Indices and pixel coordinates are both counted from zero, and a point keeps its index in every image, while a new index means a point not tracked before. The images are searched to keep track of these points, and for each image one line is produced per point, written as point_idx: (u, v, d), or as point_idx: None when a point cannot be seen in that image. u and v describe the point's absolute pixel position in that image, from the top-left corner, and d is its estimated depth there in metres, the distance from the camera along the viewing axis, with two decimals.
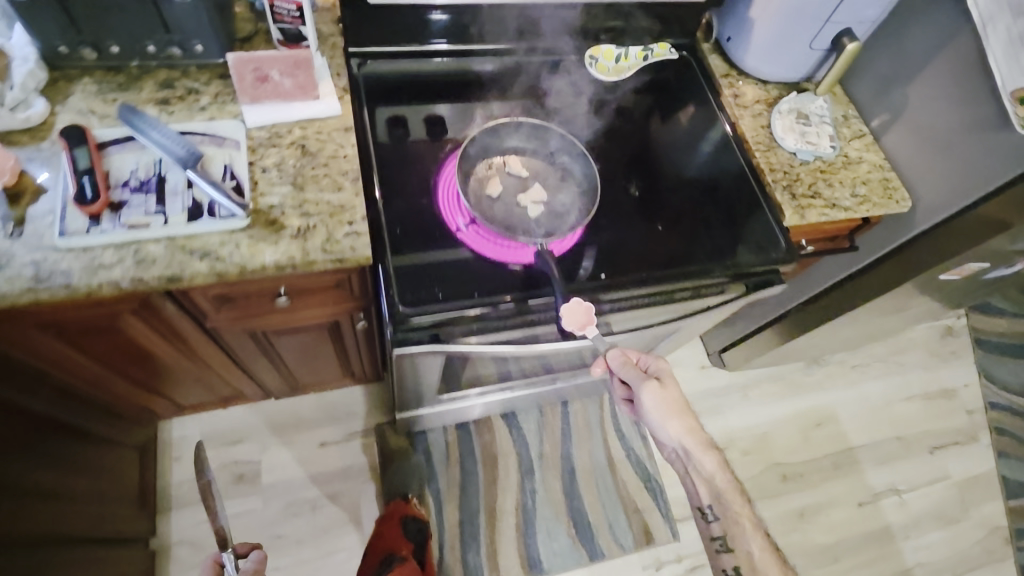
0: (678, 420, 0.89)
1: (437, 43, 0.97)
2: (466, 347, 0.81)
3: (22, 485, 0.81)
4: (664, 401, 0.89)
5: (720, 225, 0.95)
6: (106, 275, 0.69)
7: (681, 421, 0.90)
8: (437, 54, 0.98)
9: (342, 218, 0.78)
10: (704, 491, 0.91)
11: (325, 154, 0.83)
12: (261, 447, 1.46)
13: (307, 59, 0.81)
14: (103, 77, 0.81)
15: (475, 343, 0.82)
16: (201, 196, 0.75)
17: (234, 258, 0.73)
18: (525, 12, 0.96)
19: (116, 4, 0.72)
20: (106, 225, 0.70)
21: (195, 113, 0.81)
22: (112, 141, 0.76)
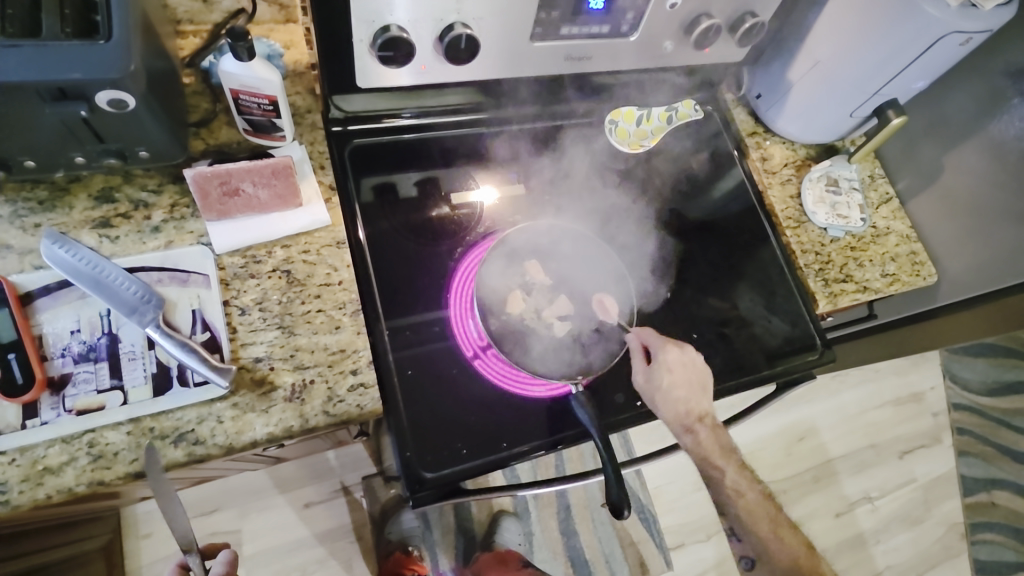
0: (688, 420, 0.74)
1: (416, 117, 0.81)
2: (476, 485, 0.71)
3: None
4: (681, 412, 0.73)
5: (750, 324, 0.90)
6: (55, 481, 0.56)
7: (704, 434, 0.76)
8: (414, 128, 0.82)
9: (344, 367, 0.66)
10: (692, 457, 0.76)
11: (316, 280, 0.69)
12: (240, 513, 1.38)
13: (287, 165, 0.67)
14: (18, 193, 0.64)
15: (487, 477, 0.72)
16: (167, 358, 0.61)
17: (217, 438, 0.60)
18: (540, 78, 0.81)
19: (25, 119, 0.54)
20: (47, 415, 0.57)
21: (147, 237, 0.65)
22: (41, 290, 0.60)
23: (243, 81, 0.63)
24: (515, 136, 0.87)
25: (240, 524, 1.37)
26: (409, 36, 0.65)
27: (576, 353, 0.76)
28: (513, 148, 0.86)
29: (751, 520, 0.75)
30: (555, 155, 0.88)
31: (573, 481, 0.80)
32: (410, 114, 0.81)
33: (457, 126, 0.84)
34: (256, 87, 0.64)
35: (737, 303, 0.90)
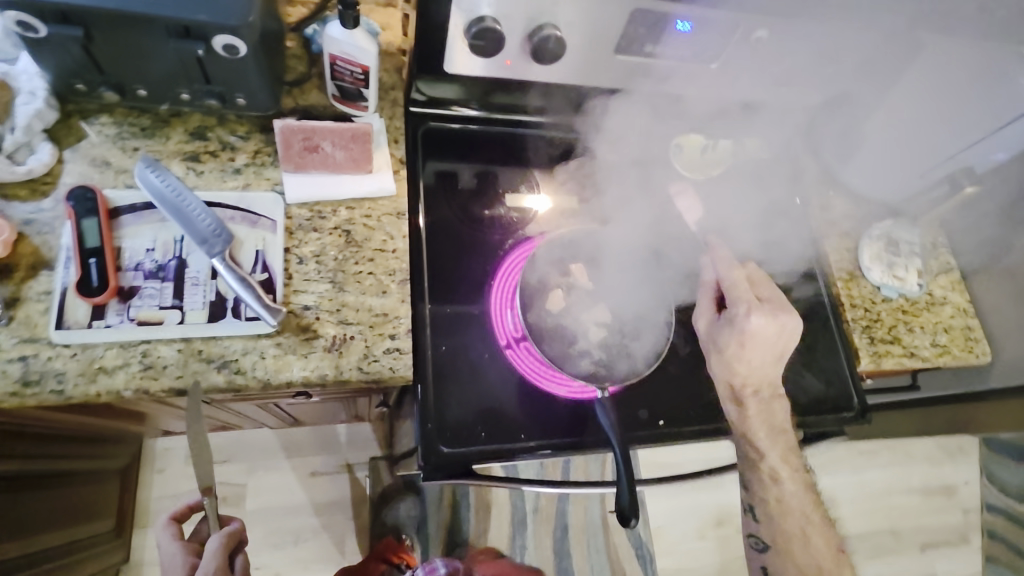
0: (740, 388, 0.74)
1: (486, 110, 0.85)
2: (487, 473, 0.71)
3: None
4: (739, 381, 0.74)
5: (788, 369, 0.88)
6: (106, 382, 0.60)
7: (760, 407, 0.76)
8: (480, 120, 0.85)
9: (384, 330, 0.68)
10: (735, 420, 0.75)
11: (372, 244, 0.72)
12: (249, 468, 1.42)
13: (366, 132, 0.72)
14: (125, 118, 0.69)
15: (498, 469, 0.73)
16: (226, 289, 0.64)
17: (257, 372, 0.63)
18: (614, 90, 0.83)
19: (148, 49, 0.60)
20: (112, 319, 0.61)
21: (228, 177, 0.70)
22: (128, 207, 0.65)
23: (343, 48, 0.68)
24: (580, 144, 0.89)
25: (247, 478, 1.41)
26: (501, 28, 0.68)
27: (607, 362, 0.76)
28: (577, 154, 0.89)
29: (781, 505, 0.76)
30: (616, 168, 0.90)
31: (583, 489, 0.80)
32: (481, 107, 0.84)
33: (519, 124, 0.87)
34: (354, 55, 0.68)
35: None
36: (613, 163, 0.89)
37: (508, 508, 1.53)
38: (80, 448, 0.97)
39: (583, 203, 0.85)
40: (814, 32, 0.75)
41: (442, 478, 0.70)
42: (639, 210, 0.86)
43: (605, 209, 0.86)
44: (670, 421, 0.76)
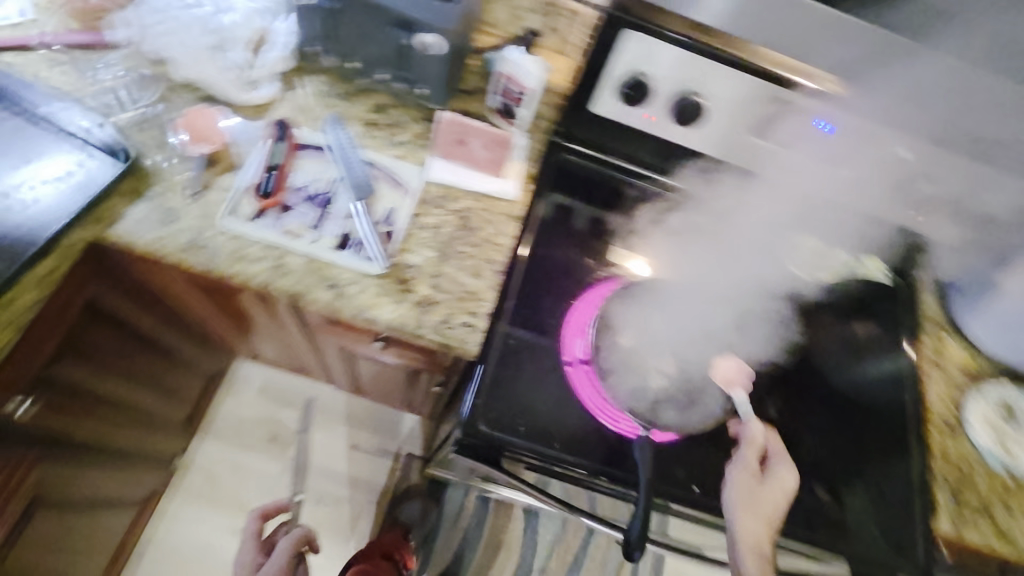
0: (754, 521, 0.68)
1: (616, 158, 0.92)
2: (510, 475, 0.73)
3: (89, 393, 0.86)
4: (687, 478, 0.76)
5: (856, 496, 0.79)
6: (243, 267, 0.71)
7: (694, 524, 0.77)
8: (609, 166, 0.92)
9: (467, 306, 0.76)
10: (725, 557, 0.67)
11: (482, 234, 0.81)
12: (303, 419, 1.50)
13: (509, 140, 0.82)
14: (332, 80, 0.85)
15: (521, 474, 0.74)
16: (356, 228, 0.76)
17: (355, 301, 0.73)
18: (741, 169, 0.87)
19: (372, 32, 0.76)
20: (266, 221, 0.74)
21: (389, 146, 0.83)
22: (309, 145, 0.80)
23: (515, 70, 0.81)
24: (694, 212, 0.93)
25: (298, 428, 1.49)
26: (654, 83, 0.78)
27: (661, 407, 0.75)
28: (688, 216, 0.92)
29: None
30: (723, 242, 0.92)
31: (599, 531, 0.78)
32: (613, 153, 0.91)
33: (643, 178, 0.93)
34: (522, 77, 0.81)
35: (845, 498, 0.78)
36: (720, 234, 0.91)
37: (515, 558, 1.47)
38: (192, 338, 1.13)
39: (680, 262, 0.88)
40: None
41: (472, 456, 0.72)
42: (734, 287, 0.87)
43: (702, 275, 0.86)
44: (705, 491, 0.74)
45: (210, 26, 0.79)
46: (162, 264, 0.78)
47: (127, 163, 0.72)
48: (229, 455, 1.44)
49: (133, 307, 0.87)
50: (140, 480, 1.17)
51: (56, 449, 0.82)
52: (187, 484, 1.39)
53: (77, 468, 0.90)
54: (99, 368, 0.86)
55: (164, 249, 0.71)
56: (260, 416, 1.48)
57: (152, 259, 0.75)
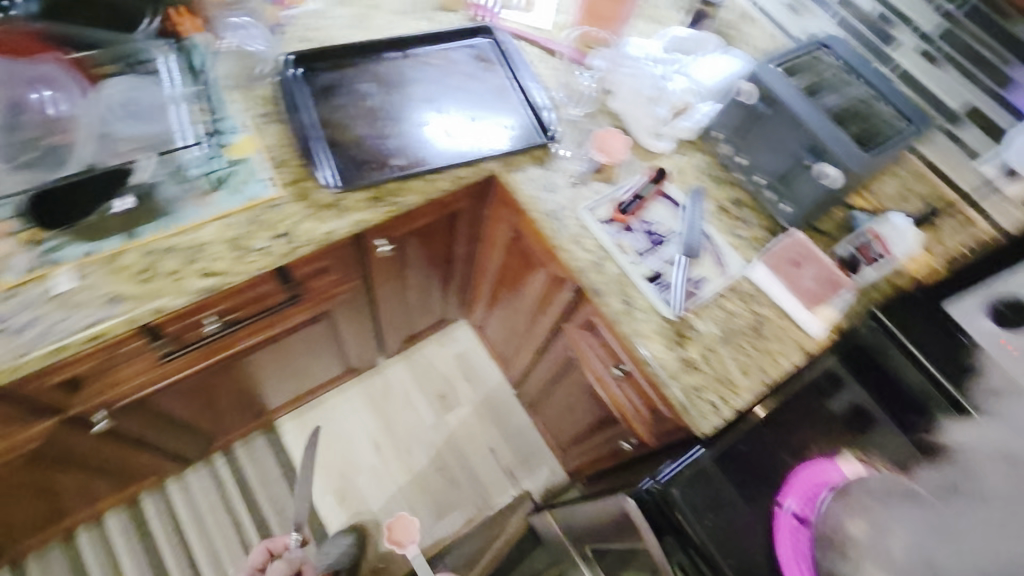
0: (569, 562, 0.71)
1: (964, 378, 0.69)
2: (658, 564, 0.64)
3: (401, 271, 1.09)
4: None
5: None
6: (575, 249, 0.85)
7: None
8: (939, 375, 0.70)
9: (722, 391, 0.78)
10: None
11: (767, 345, 0.82)
12: (472, 399, 1.61)
13: (845, 287, 0.83)
14: (714, 162, 0.97)
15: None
16: (669, 275, 0.85)
17: (636, 325, 0.80)
18: None
19: (782, 144, 0.86)
20: (609, 229, 0.87)
21: (730, 232, 0.91)
22: (669, 196, 0.92)
23: (892, 232, 0.86)
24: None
25: (464, 403, 1.61)
26: None
27: None
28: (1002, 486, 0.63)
29: None
30: None
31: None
32: (935, 360, 0.71)
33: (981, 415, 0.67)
34: (894, 242, 0.86)
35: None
36: None
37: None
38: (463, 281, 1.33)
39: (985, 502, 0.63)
40: None
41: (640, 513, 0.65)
42: None
43: (1000, 542, 0.61)
44: None
45: (654, 83, 0.96)
46: (514, 215, 0.98)
47: (546, 142, 0.94)
48: (407, 385, 1.61)
49: (464, 232, 1.10)
50: (358, 355, 1.40)
51: (361, 290, 1.05)
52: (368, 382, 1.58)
53: (353, 313, 1.12)
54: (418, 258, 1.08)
55: (534, 205, 0.88)
56: (446, 374, 1.63)
57: (515, 207, 0.95)
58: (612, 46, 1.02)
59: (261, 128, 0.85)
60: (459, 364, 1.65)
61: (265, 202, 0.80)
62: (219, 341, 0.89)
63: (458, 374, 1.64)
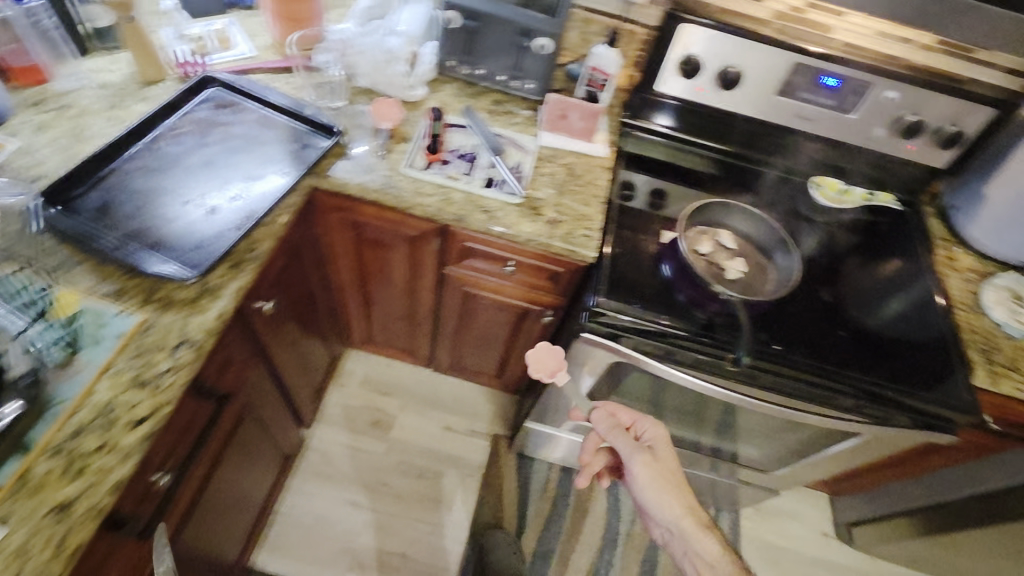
0: (688, 510, 0.90)
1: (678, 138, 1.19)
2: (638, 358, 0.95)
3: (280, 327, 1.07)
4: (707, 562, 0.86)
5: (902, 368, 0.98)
6: (423, 200, 0.98)
7: (670, 489, 0.91)
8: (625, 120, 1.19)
9: (584, 224, 1.01)
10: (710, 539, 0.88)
11: (586, 179, 1.08)
12: (402, 405, 1.68)
13: (598, 112, 1.09)
14: (462, 87, 1.16)
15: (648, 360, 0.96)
16: (497, 175, 1.03)
17: (503, 221, 0.98)
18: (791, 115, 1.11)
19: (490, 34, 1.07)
20: (434, 169, 1.01)
21: (508, 125, 1.12)
22: (456, 125, 1.09)
23: (600, 60, 1.10)
24: (762, 174, 1.21)
25: (399, 412, 1.67)
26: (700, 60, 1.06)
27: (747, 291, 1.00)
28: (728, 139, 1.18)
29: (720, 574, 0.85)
30: (780, 196, 1.19)
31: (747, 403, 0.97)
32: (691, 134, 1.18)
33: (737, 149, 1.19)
34: (605, 66, 1.11)
35: (909, 343, 1.02)
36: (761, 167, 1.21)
37: (598, 534, 1.57)
38: (333, 310, 1.37)
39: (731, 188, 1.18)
40: (936, 99, 1.03)
41: (622, 348, 0.96)
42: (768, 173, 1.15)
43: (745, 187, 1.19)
44: (782, 345, 0.94)
45: (380, 47, 1.07)
46: (343, 203, 1.03)
47: (337, 138, 1.01)
48: (339, 438, 1.60)
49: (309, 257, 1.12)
50: (284, 443, 1.32)
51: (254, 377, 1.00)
52: (305, 461, 1.54)
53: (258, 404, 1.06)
54: (284, 314, 1.08)
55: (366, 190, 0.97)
56: (363, 404, 1.67)
57: (341, 198, 1.01)
58: (323, 39, 1.11)
59: (68, 276, 0.77)
60: (369, 389, 1.69)
61: (136, 331, 0.74)
62: (185, 493, 0.84)
63: (374, 396, 1.68)
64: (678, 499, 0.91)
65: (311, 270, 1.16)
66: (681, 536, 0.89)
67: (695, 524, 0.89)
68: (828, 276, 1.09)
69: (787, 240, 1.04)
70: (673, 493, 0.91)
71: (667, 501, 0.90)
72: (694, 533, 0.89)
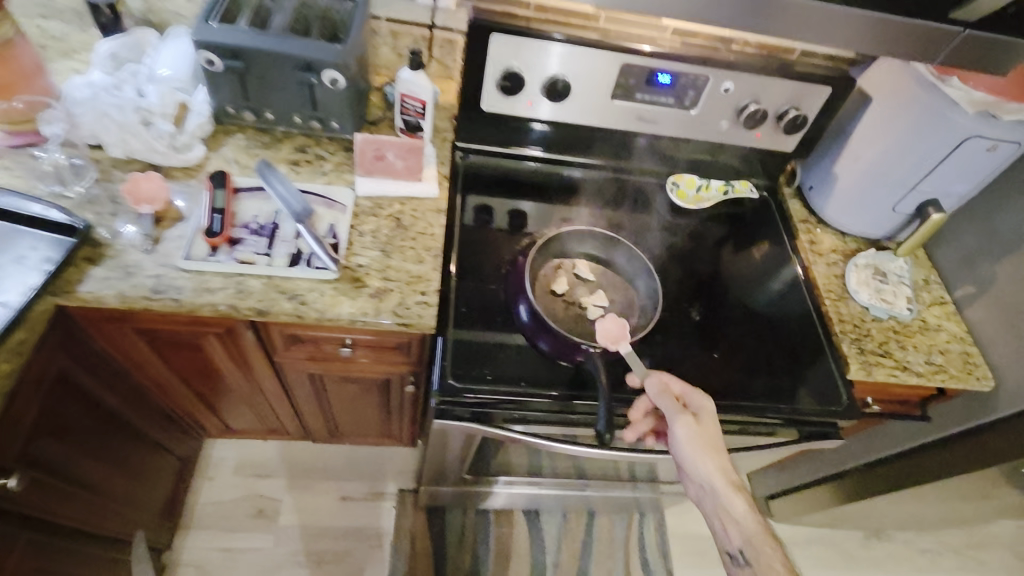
0: (727, 479, 0.78)
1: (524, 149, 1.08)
2: (505, 434, 0.83)
3: (68, 476, 0.85)
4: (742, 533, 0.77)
5: (779, 380, 0.94)
6: (209, 298, 0.78)
7: (711, 458, 0.78)
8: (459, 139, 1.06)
9: (417, 287, 0.86)
10: (745, 505, 0.78)
11: (416, 229, 0.92)
12: (286, 485, 1.48)
13: (420, 147, 0.93)
14: (253, 135, 0.96)
15: (517, 433, 0.84)
16: (304, 247, 0.85)
17: (316, 304, 0.80)
18: (633, 118, 1.00)
19: (266, 74, 0.87)
20: (221, 256, 0.81)
21: (317, 176, 0.93)
22: (246, 189, 0.89)
23: (410, 87, 0.93)
24: (617, 182, 1.11)
25: (284, 494, 1.47)
26: (523, 74, 0.93)
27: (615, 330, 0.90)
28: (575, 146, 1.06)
29: (757, 551, 0.76)
30: (642, 203, 1.10)
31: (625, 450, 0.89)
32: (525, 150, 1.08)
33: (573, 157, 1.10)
34: (417, 92, 0.93)
35: (783, 348, 0.98)
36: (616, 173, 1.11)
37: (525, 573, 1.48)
38: (161, 417, 1.13)
39: (586, 203, 1.07)
40: (775, 84, 0.96)
41: (486, 427, 0.83)
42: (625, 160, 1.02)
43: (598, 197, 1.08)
44: None
45: (128, 100, 0.88)
46: (117, 313, 0.82)
47: (80, 235, 0.78)
48: (216, 542, 1.39)
49: (95, 379, 0.89)
50: None
51: (30, 557, 0.78)
52: None
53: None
54: (72, 457, 0.86)
55: (130, 299, 0.76)
56: (241, 494, 1.46)
57: (108, 311, 0.80)
58: (55, 103, 0.87)
59: None
60: (245, 475, 1.48)
61: None
62: None
63: (251, 482, 1.47)
64: (720, 467, 0.78)
65: (101, 394, 0.91)
66: (715, 500, 0.79)
67: (736, 491, 0.78)
68: (696, 288, 1.02)
69: (651, 267, 0.95)
70: (716, 461, 0.78)
71: (706, 467, 0.78)
72: (731, 500, 0.78)
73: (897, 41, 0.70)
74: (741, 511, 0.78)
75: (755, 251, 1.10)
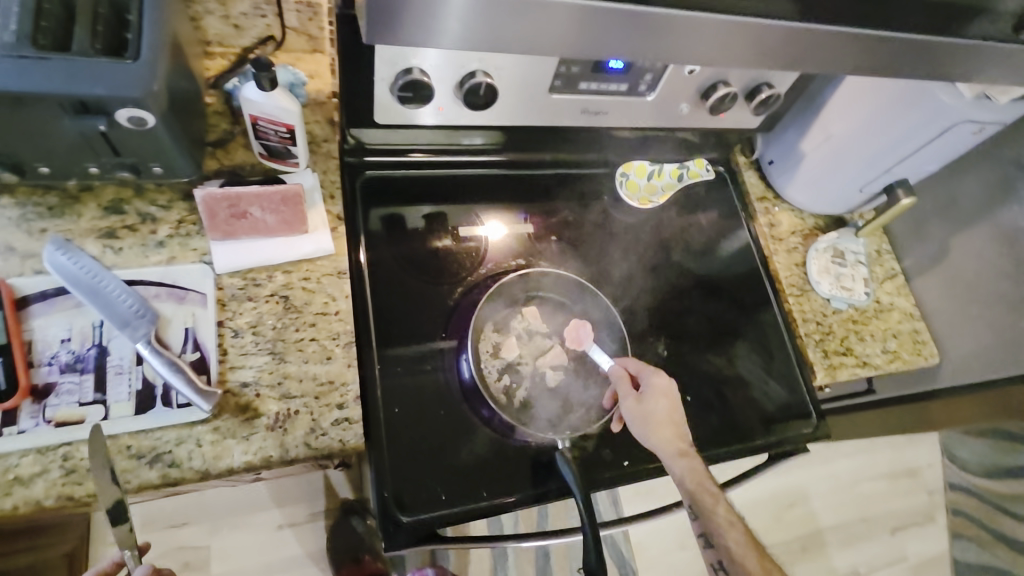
0: (680, 448, 0.70)
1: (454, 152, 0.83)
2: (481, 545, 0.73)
3: None
4: (693, 500, 0.68)
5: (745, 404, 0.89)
6: (23, 492, 0.54)
7: (663, 428, 0.71)
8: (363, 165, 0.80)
9: (331, 399, 0.65)
10: (691, 468, 0.69)
11: (313, 309, 0.68)
12: (210, 529, 1.32)
13: (297, 193, 0.67)
14: (29, 196, 0.64)
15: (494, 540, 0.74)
16: (154, 374, 0.60)
17: (193, 462, 0.58)
18: (577, 110, 0.77)
19: (14, 122, 0.53)
20: (24, 425, 0.56)
21: (150, 251, 0.65)
22: (37, 296, 0.59)
23: (263, 108, 0.64)
24: (554, 180, 0.91)
25: (210, 540, 1.31)
26: (430, 79, 0.66)
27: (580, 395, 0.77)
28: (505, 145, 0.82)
29: (709, 517, 0.67)
30: (585, 205, 0.92)
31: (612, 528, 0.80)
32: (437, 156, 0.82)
33: (502, 155, 0.86)
34: (275, 115, 0.64)
35: (743, 368, 0.92)
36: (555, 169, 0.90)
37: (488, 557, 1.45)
38: (19, 541, 0.89)
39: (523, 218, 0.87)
40: None
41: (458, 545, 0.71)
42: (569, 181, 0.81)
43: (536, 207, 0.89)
44: (634, 461, 0.76)
45: None
46: None
47: None
48: None
49: None
50: None
51: None
52: None
53: None
54: None
55: None
56: (158, 552, 1.28)
57: None
58: None
59: None
60: (157, 529, 1.29)
61: None
62: None
63: (166, 536, 1.29)
64: (668, 439, 0.70)
65: None
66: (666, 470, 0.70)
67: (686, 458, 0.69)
68: (652, 309, 0.91)
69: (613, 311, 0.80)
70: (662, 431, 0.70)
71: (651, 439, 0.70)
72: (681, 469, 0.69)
73: (892, 56, 0.59)
74: (690, 477, 0.68)
75: (713, 244, 0.98)
